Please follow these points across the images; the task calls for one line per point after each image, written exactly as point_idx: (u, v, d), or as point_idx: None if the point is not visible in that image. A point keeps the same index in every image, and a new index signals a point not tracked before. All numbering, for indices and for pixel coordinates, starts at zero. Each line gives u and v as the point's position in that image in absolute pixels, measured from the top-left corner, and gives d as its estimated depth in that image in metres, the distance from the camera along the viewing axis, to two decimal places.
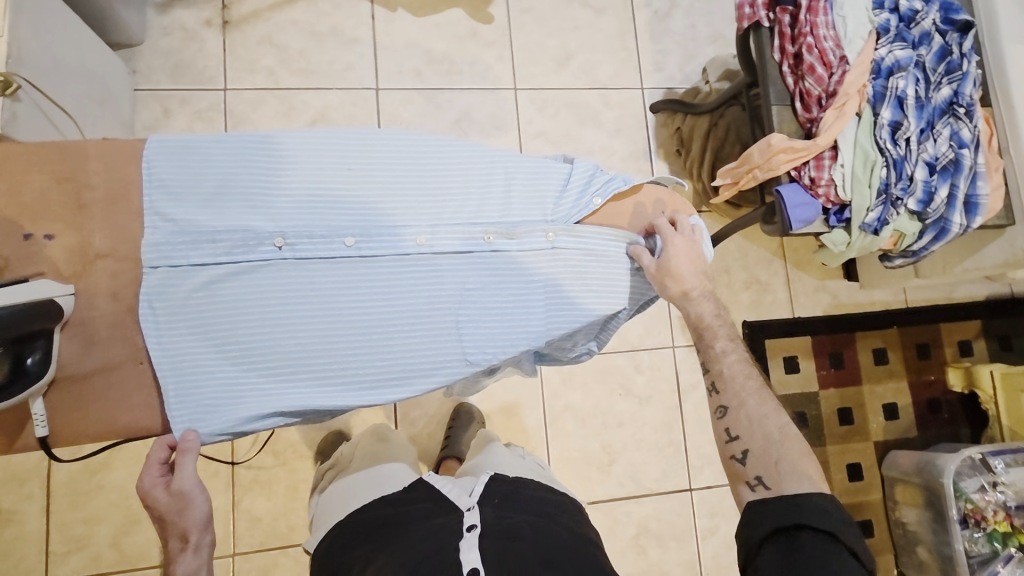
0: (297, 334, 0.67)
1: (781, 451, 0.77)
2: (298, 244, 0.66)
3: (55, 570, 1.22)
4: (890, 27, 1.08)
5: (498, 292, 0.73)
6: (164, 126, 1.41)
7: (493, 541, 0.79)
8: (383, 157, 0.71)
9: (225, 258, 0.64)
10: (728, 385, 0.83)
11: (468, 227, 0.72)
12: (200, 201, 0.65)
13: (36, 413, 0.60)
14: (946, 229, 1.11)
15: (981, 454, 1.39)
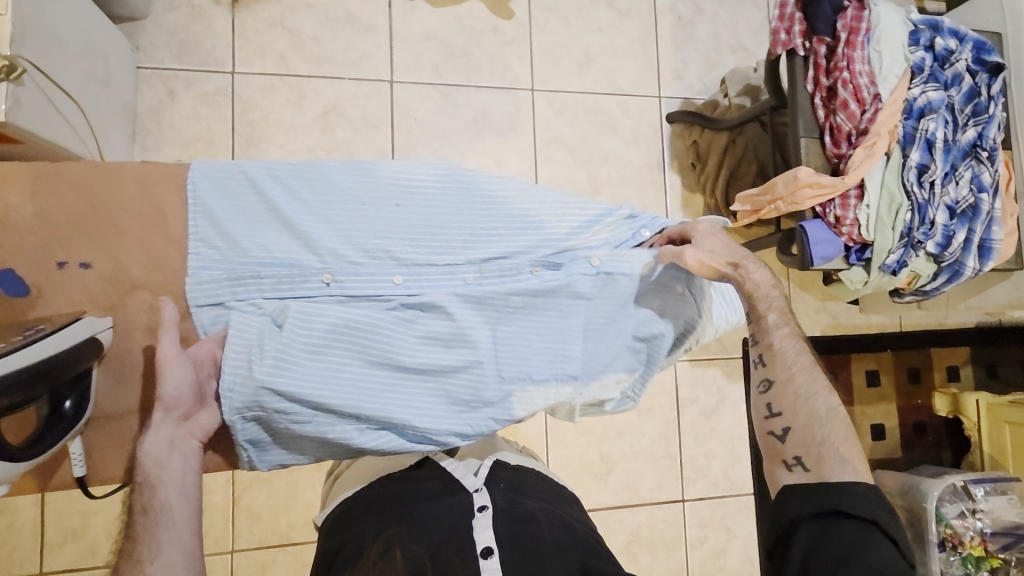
0: (347, 366, 0.66)
1: (822, 432, 0.76)
2: (345, 282, 0.67)
3: (49, 561, 1.20)
4: (924, 66, 1.07)
5: (543, 327, 0.74)
6: (169, 109, 1.34)
7: (506, 523, 0.80)
8: (426, 191, 0.71)
9: (273, 293, 0.66)
10: (777, 358, 0.81)
11: (514, 262, 0.73)
12: (245, 230, 0.65)
13: (75, 452, 0.60)
14: (959, 272, 1.12)
15: (963, 482, 1.45)
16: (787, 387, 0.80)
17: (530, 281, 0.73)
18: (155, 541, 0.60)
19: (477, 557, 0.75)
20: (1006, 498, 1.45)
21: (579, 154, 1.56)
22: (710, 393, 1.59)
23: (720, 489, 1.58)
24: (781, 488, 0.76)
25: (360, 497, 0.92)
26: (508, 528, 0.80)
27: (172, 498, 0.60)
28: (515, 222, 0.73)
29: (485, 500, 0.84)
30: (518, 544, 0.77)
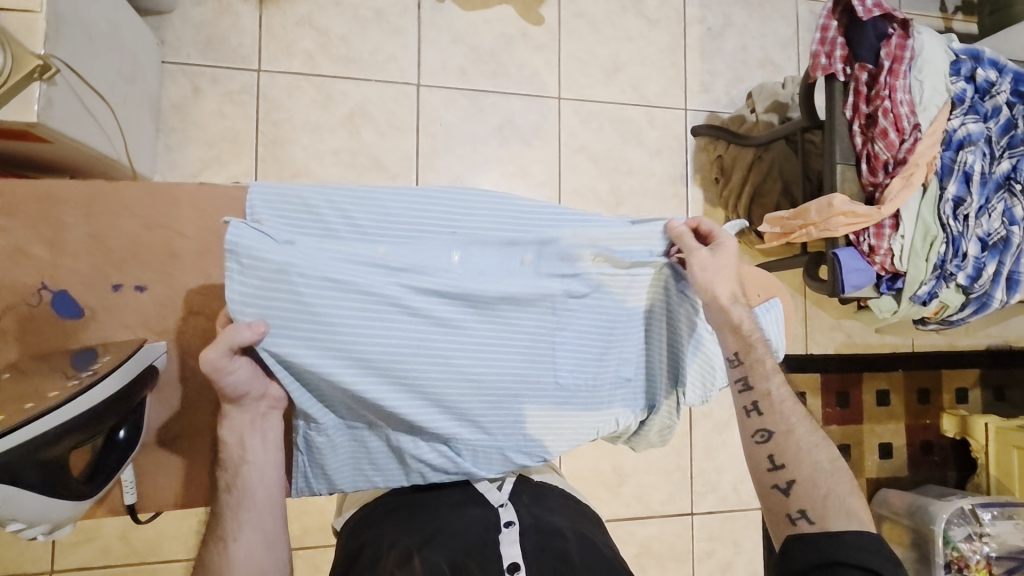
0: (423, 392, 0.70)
1: (826, 486, 0.75)
2: (413, 311, 0.66)
3: (62, 562, 1.19)
4: (965, 98, 1.06)
5: (595, 365, 0.78)
6: (193, 106, 1.32)
7: (532, 537, 0.78)
8: (492, 225, 0.69)
9: (329, 318, 0.62)
10: (773, 408, 0.79)
11: (581, 300, 0.74)
12: (294, 254, 0.60)
13: (125, 481, 0.61)
14: (986, 304, 1.13)
15: (972, 505, 1.47)
16: (787, 438, 0.78)
17: (591, 319, 0.76)
18: (237, 515, 0.64)
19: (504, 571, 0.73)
20: (1012, 523, 1.46)
21: (603, 164, 1.55)
22: (724, 408, 1.60)
23: (729, 503, 1.59)
24: (787, 539, 0.76)
25: (381, 502, 0.89)
26: (536, 542, 0.78)
27: (253, 482, 0.64)
28: (584, 261, 0.72)
29: (511, 516, 0.81)
30: (544, 560, 0.75)
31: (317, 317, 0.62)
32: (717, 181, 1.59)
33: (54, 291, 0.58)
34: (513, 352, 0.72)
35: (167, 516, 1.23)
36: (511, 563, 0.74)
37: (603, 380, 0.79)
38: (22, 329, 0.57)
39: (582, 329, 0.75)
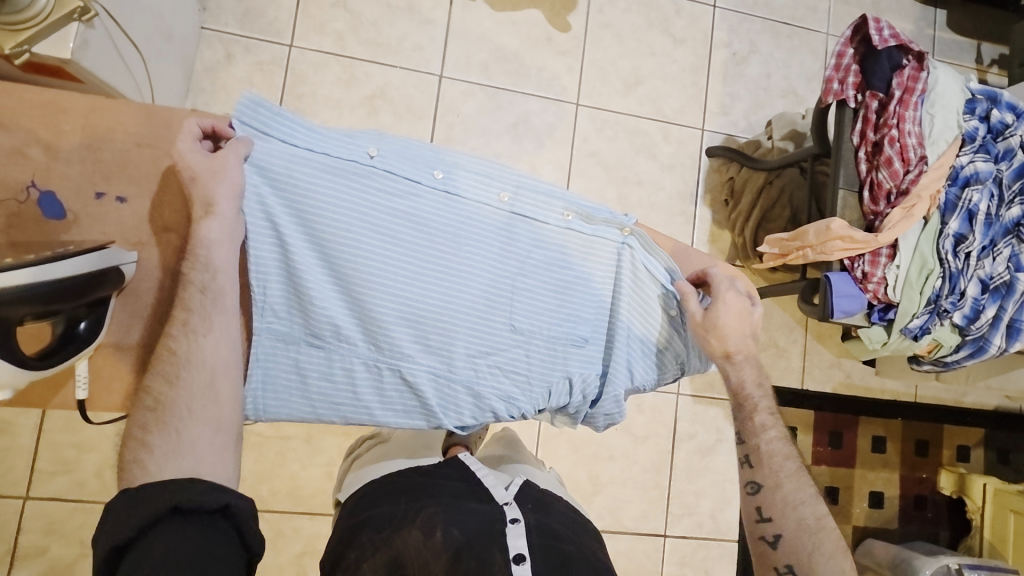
0: (391, 324, 0.68)
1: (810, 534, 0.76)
2: (391, 237, 0.66)
3: (38, 489, 1.21)
4: (976, 136, 1.05)
5: (559, 320, 0.72)
6: (225, 71, 1.38)
7: (538, 536, 0.77)
8: (482, 177, 0.67)
9: (308, 227, 0.63)
10: (763, 462, 0.82)
11: (559, 264, 0.71)
12: (282, 169, 0.62)
13: (79, 374, 0.60)
14: (983, 348, 1.09)
15: (958, 565, 1.42)
16: (775, 494, 0.80)
17: (567, 285, 0.72)
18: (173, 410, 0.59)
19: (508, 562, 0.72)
20: None
21: (612, 172, 1.57)
22: (709, 431, 1.57)
23: (704, 530, 1.55)
24: None
25: (389, 482, 0.90)
26: (541, 541, 0.76)
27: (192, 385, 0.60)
28: (556, 218, 0.70)
29: (516, 513, 0.80)
30: (552, 560, 0.74)
31: (301, 208, 0.63)
32: (727, 204, 1.58)
33: (41, 190, 0.59)
34: (473, 285, 0.69)
35: None
36: (517, 554, 0.73)
37: (566, 340, 0.72)
38: (11, 224, 0.59)
39: (547, 279, 0.71)
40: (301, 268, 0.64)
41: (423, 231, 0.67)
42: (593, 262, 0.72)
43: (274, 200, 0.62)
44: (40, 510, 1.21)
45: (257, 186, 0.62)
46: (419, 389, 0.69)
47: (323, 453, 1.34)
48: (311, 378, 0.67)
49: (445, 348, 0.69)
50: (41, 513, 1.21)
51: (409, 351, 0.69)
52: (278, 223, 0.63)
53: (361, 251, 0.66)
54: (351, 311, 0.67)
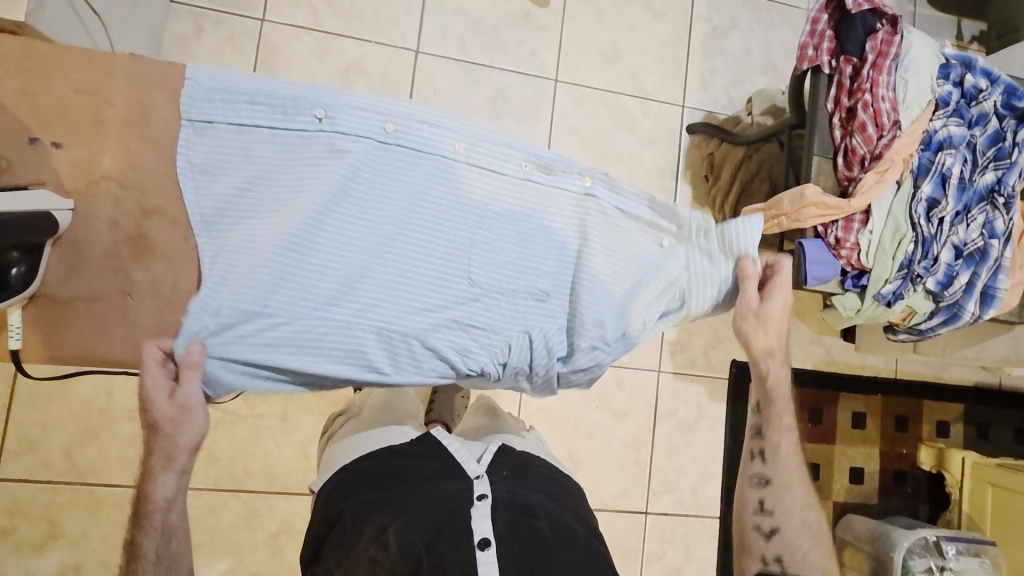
0: (344, 277, 0.65)
1: (796, 502, 0.87)
2: (341, 186, 0.64)
3: (3, 469, 1.18)
4: (951, 101, 1.04)
5: (518, 272, 0.71)
6: (194, 44, 1.35)
7: (505, 513, 0.75)
8: (437, 125, 0.66)
9: (255, 176, 0.62)
10: (777, 460, 0.88)
11: (517, 216, 0.70)
12: (231, 115, 0.61)
13: (12, 324, 0.58)
14: (957, 315, 1.09)
15: (936, 537, 1.42)
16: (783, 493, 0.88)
17: (526, 239, 0.71)
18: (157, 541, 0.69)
19: (473, 548, 0.70)
20: (977, 561, 1.40)
21: (591, 149, 1.55)
22: (689, 408, 1.56)
23: (685, 506, 1.54)
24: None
25: (359, 468, 0.84)
26: (508, 518, 0.74)
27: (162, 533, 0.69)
28: (513, 170, 0.69)
29: (486, 489, 0.78)
30: (520, 539, 0.72)
31: (250, 164, 0.62)
32: (707, 179, 1.57)
33: None
34: (430, 236, 0.67)
35: (115, 435, 1.23)
36: (481, 539, 0.72)
37: (527, 293, 0.71)
38: None
39: (506, 231, 0.70)
40: (249, 222, 0.62)
41: (378, 181, 0.65)
42: (553, 215, 0.71)
43: (222, 162, 0.61)
44: (6, 490, 1.18)
45: (205, 153, 0.61)
46: (374, 345, 0.66)
47: (298, 430, 1.30)
48: (254, 339, 0.63)
49: (400, 302, 0.67)
50: (8, 493, 1.18)
51: (361, 305, 0.65)
52: (223, 183, 0.61)
53: (311, 200, 0.63)
54: (300, 265, 0.63)
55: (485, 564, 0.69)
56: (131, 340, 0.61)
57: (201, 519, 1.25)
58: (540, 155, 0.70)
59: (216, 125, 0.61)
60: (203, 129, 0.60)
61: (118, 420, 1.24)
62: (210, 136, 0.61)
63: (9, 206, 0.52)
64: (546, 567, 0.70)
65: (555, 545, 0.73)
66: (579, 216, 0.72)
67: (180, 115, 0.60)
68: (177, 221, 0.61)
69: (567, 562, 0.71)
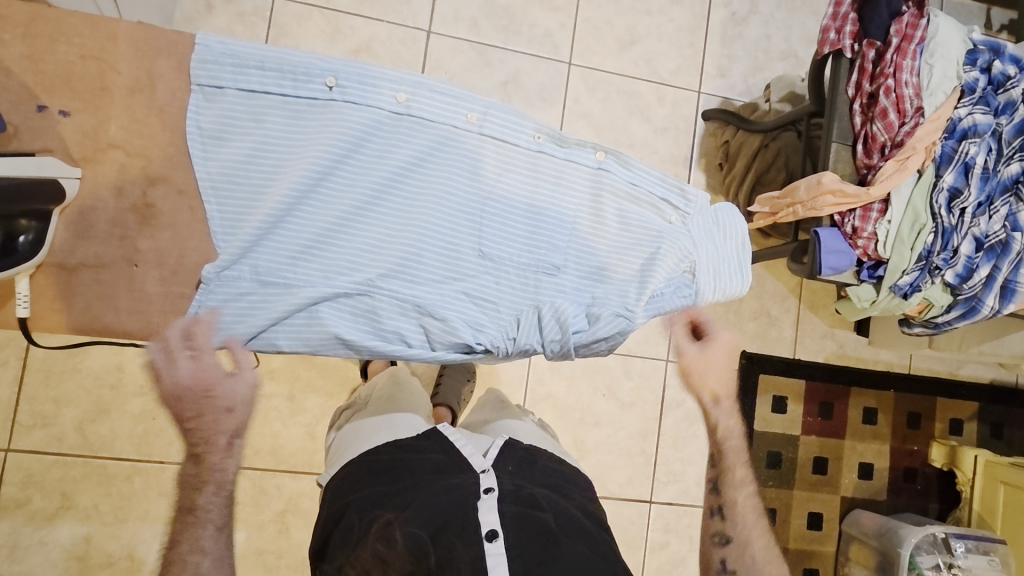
0: (350, 248, 0.65)
1: (755, 559, 0.92)
2: (349, 154, 0.63)
3: (16, 441, 1.20)
4: (976, 87, 1.01)
5: (527, 247, 0.69)
6: (206, 21, 1.35)
7: (512, 505, 0.72)
8: (448, 96, 0.65)
9: (263, 144, 0.61)
10: (734, 511, 0.97)
11: (527, 190, 0.69)
12: (240, 84, 0.60)
13: (20, 292, 0.57)
14: (975, 309, 1.06)
15: (944, 534, 1.40)
16: (740, 536, 0.95)
17: (537, 214, 0.69)
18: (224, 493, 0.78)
19: (480, 539, 0.68)
20: (987, 559, 1.38)
21: (603, 135, 1.53)
22: None
23: (690, 497, 1.53)
24: None
25: (364, 461, 0.83)
26: (515, 509, 0.72)
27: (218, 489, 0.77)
28: (525, 144, 0.68)
29: (492, 483, 0.76)
30: (530, 531, 0.69)
31: (260, 131, 0.61)
32: (721, 167, 1.55)
33: None
34: (439, 207, 0.66)
35: (126, 411, 1.25)
36: (489, 530, 0.69)
37: (537, 266, 0.69)
38: None
39: (517, 203, 0.69)
40: (259, 189, 0.62)
41: (388, 150, 0.64)
42: (566, 188, 0.70)
43: (230, 127, 0.61)
44: (20, 462, 1.20)
45: (214, 117, 0.60)
46: (382, 315, 0.66)
47: (307, 411, 1.31)
48: (262, 305, 0.62)
49: (408, 273, 0.66)
50: (22, 465, 1.20)
51: (368, 276, 0.65)
52: (232, 149, 0.61)
53: (318, 169, 0.62)
54: (309, 235, 0.64)
55: (494, 556, 0.66)
56: (138, 309, 0.61)
57: None
58: (555, 127, 0.68)
59: (225, 90, 0.60)
60: (212, 97, 0.60)
61: (128, 396, 1.25)
62: (219, 102, 0.60)
63: (17, 171, 0.52)
64: (556, 557, 0.67)
65: (566, 536, 0.70)
66: (594, 190, 0.70)
67: (190, 80, 0.59)
68: (183, 191, 0.61)
69: (581, 554, 0.68)
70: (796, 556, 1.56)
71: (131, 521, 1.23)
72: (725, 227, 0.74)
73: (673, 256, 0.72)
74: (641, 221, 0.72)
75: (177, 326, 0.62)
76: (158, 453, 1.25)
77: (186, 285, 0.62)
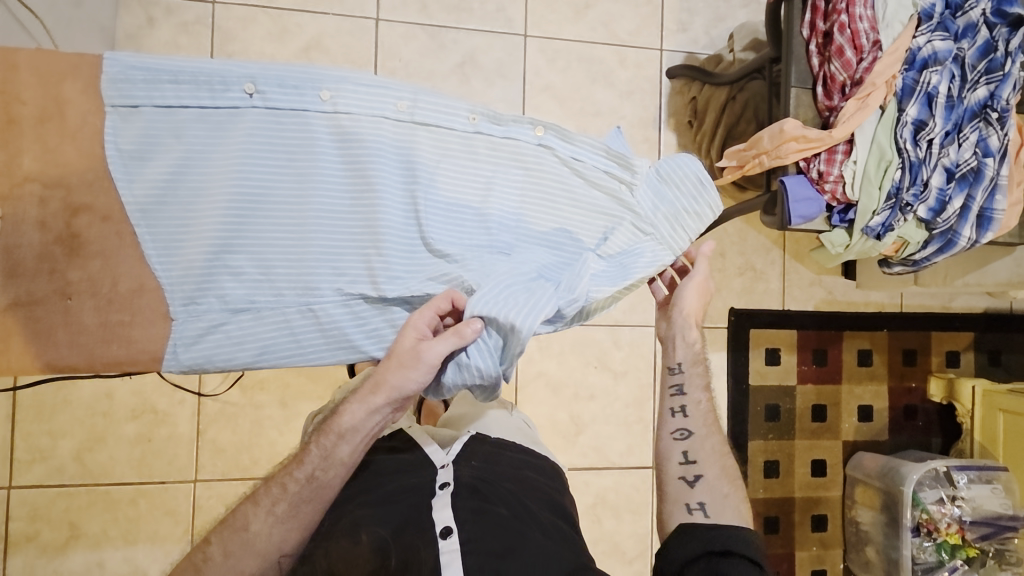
0: (298, 254, 0.64)
1: (715, 454, 0.84)
2: (279, 160, 0.62)
3: (17, 477, 1.22)
4: (933, 13, 0.98)
5: (480, 231, 0.67)
6: (148, 36, 1.32)
7: (468, 499, 0.73)
8: (371, 87, 0.63)
9: (187, 161, 0.60)
10: (697, 412, 0.86)
11: (472, 173, 0.67)
12: (155, 101, 0.59)
13: None
14: (952, 242, 1.04)
15: (946, 467, 1.41)
16: (702, 441, 0.85)
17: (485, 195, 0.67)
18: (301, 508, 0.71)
19: (436, 538, 0.68)
20: (990, 487, 1.39)
21: (568, 105, 1.50)
22: None
23: None
24: (675, 527, 0.80)
25: None
26: (471, 503, 0.73)
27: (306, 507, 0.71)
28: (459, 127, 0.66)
29: (447, 478, 0.77)
30: (487, 525, 0.70)
31: (181, 146, 0.60)
32: (691, 125, 1.51)
33: None
34: (384, 201, 0.65)
35: (121, 437, 1.26)
36: (444, 526, 0.70)
37: (488, 247, 0.68)
38: None
39: (462, 187, 0.67)
40: (192, 207, 0.61)
41: (319, 150, 0.63)
42: (510, 165, 0.68)
43: (151, 146, 0.59)
44: (24, 498, 1.22)
45: (133, 138, 0.59)
46: (340, 325, 0.65)
47: (300, 417, 1.31)
48: (219, 324, 0.63)
49: (363, 272, 0.65)
50: (26, 500, 1.22)
51: (322, 282, 0.64)
52: (156, 168, 0.60)
53: (251, 180, 0.61)
54: (253, 247, 0.63)
55: (449, 552, 0.67)
56: (77, 342, 0.60)
57: (213, 510, 1.27)
58: (487, 105, 0.66)
59: (141, 108, 0.59)
60: (128, 119, 0.59)
61: (122, 422, 1.26)
62: (137, 121, 0.59)
63: None
64: (521, 545, 0.69)
65: (522, 529, 0.71)
66: (538, 163, 0.69)
67: (104, 102, 0.58)
68: (107, 216, 0.60)
69: (537, 545, 0.70)
70: (802, 505, 1.58)
71: (141, 542, 1.25)
72: (682, 171, 0.71)
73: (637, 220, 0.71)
74: (592, 189, 0.70)
75: (120, 354, 0.62)
76: (159, 474, 1.26)
77: (123, 311, 0.61)
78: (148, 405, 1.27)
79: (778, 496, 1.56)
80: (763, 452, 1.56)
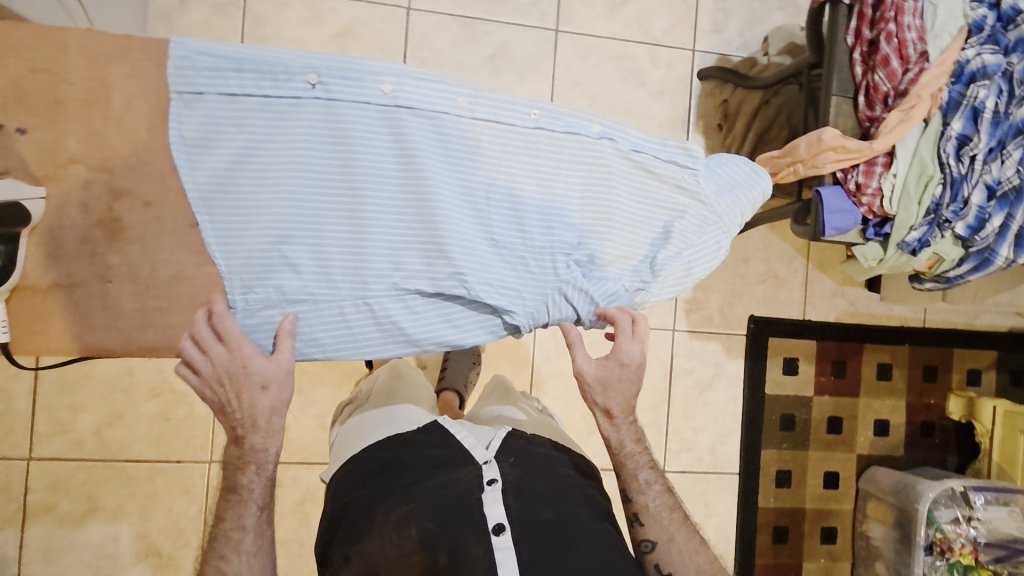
0: (358, 246, 0.63)
1: (683, 554, 0.84)
2: (341, 152, 0.61)
3: (37, 449, 1.23)
4: (985, 25, 0.96)
5: (537, 231, 0.66)
6: (180, 16, 1.32)
7: (519, 499, 0.72)
8: (434, 82, 0.62)
9: (251, 151, 0.60)
10: (653, 518, 0.86)
11: (530, 171, 0.66)
12: (222, 90, 0.59)
13: None
14: (988, 261, 1.02)
15: (963, 487, 1.38)
16: (669, 549, 0.84)
17: (544, 195, 0.67)
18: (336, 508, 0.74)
19: (489, 534, 0.68)
20: (1007, 510, 1.37)
21: (597, 102, 1.48)
22: (707, 365, 1.53)
23: (704, 464, 1.52)
24: None
25: (364, 458, 0.83)
26: (520, 505, 0.72)
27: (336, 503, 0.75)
28: (518, 125, 0.65)
29: (495, 474, 0.75)
30: (534, 527, 0.70)
31: (243, 135, 0.60)
32: (720, 128, 1.49)
33: None
34: (443, 196, 0.64)
35: (140, 415, 1.27)
36: (497, 524, 0.69)
37: (552, 244, 0.67)
38: None
39: (523, 184, 0.66)
40: (253, 197, 0.60)
41: (380, 143, 0.62)
42: (568, 166, 0.67)
43: (212, 135, 0.59)
44: (44, 469, 1.23)
45: (196, 126, 0.59)
46: (394, 318, 0.66)
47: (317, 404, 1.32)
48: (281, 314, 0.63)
49: (421, 267, 0.65)
50: (46, 472, 1.23)
51: (381, 275, 0.64)
52: (217, 157, 0.59)
53: (314, 171, 0.61)
54: (314, 239, 0.62)
55: (502, 550, 0.67)
56: (115, 326, 0.61)
57: None
58: (547, 104, 0.65)
59: (204, 96, 0.58)
60: (191, 107, 0.58)
61: (141, 400, 1.27)
62: (200, 109, 0.59)
63: None
64: (570, 555, 0.69)
65: (568, 534, 0.71)
66: (597, 165, 0.68)
67: (169, 88, 0.58)
68: (149, 202, 0.59)
69: (587, 558, 0.69)
70: (813, 516, 1.57)
71: (156, 519, 1.27)
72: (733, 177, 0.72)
73: (692, 223, 0.70)
74: (650, 192, 0.69)
75: (156, 341, 0.62)
76: (176, 453, 1.27)
77: (162, 298, 0.61)
78: (168, 384, 1.28)
79: (789, 506, 1.55)
80: (776, 461, 1.56)
